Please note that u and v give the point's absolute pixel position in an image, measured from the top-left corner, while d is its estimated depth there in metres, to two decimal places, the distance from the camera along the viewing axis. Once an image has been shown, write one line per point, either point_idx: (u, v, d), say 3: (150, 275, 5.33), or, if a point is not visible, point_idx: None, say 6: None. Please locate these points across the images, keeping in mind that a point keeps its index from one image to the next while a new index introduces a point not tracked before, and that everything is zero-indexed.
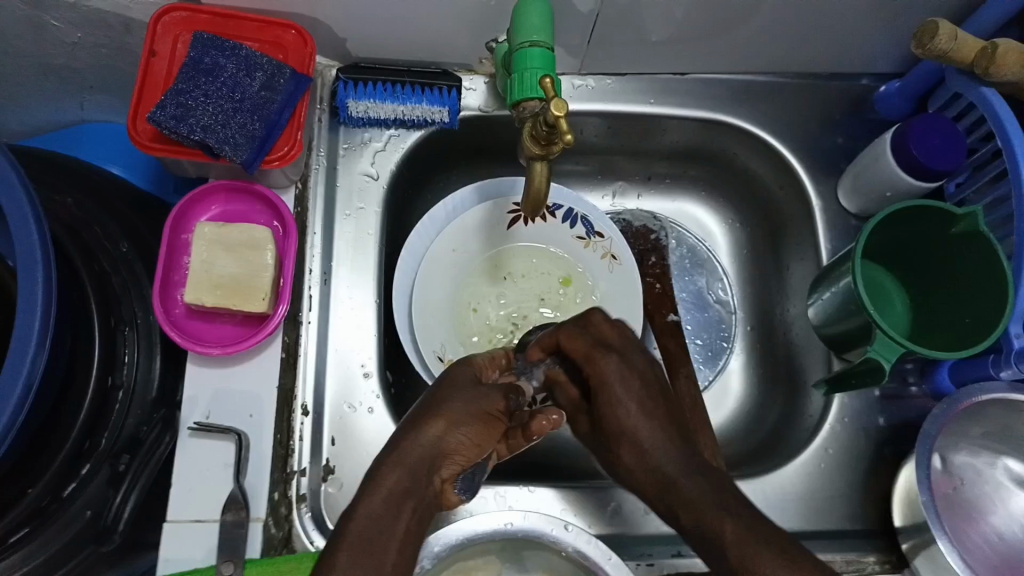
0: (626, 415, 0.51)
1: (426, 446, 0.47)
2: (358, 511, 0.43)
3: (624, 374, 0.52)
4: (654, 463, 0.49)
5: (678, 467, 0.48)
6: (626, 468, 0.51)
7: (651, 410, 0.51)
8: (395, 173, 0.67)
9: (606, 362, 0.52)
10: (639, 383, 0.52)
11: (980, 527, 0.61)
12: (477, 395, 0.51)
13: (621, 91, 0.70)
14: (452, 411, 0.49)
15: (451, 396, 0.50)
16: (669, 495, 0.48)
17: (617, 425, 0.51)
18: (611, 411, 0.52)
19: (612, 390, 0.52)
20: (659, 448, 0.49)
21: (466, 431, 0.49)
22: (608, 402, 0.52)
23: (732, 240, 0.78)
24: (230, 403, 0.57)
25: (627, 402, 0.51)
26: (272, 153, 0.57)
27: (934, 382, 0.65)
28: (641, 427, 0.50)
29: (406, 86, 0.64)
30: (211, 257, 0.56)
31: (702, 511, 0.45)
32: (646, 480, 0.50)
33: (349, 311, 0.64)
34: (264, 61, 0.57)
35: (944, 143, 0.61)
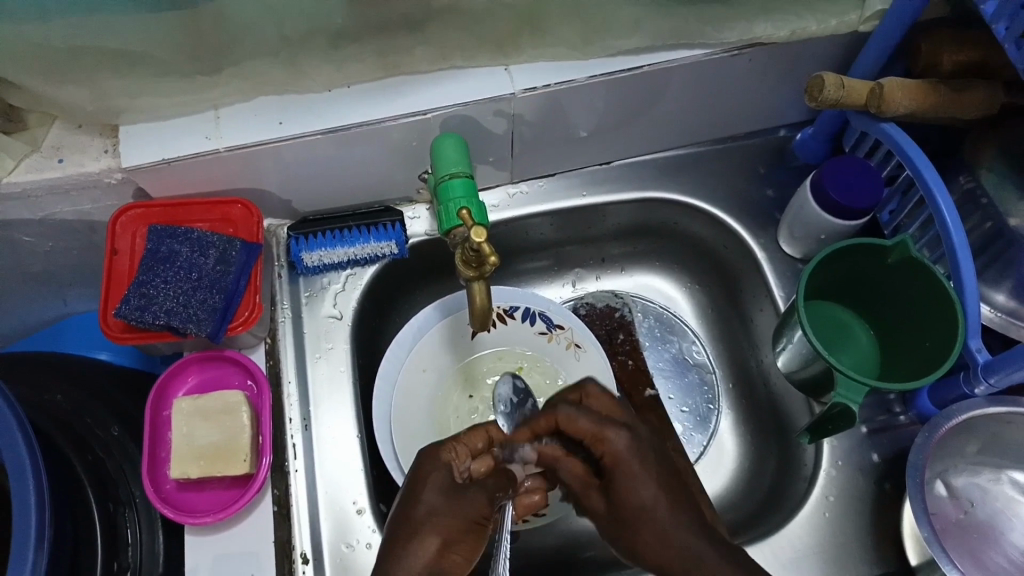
0: (644, 495, 0.47)
1: (421, 570, 0.44)
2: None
3: (631, 449, 0.49)
4: (679, 544, 0.45)
5: (708, 549, 0.44)
6: (647, 551, 0.46)
7: (668, 487, 0.47)
8: (358, 309, 0.71)
9: (613, 441, 0.49)
10: (652, 458, 0.49)
11: (999, 547, 0.59)
12: (459, 504, 0.48)
13: (554, 190, 0.75)
14: (437, 531, 0.46)
15: (432, 507, 0.47)
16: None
17: (636, 508, 0.47)
18: (629, 494, 0.47)
19: (628, 466, 0.48)
20: (682, 529, 0.46)
21: (457, 547, 0.46)
22: (622, 485, 0.48)
23: (694, 301, 0.81)
24: (231, 567, 0.58)
25: (645, 479, 0.47)
26: (235, 319, 0.61)
27: (917, 408, 0.65)
28: (660, 509, 0.47)
29: (353, 229, 0.69)
30: (192, 429, 0.59)
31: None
32: (668, 560, 0.45)
33: (334, 451, 0.65)
34: (215, 238, 0.61)
35: (859, 180, 0.64)
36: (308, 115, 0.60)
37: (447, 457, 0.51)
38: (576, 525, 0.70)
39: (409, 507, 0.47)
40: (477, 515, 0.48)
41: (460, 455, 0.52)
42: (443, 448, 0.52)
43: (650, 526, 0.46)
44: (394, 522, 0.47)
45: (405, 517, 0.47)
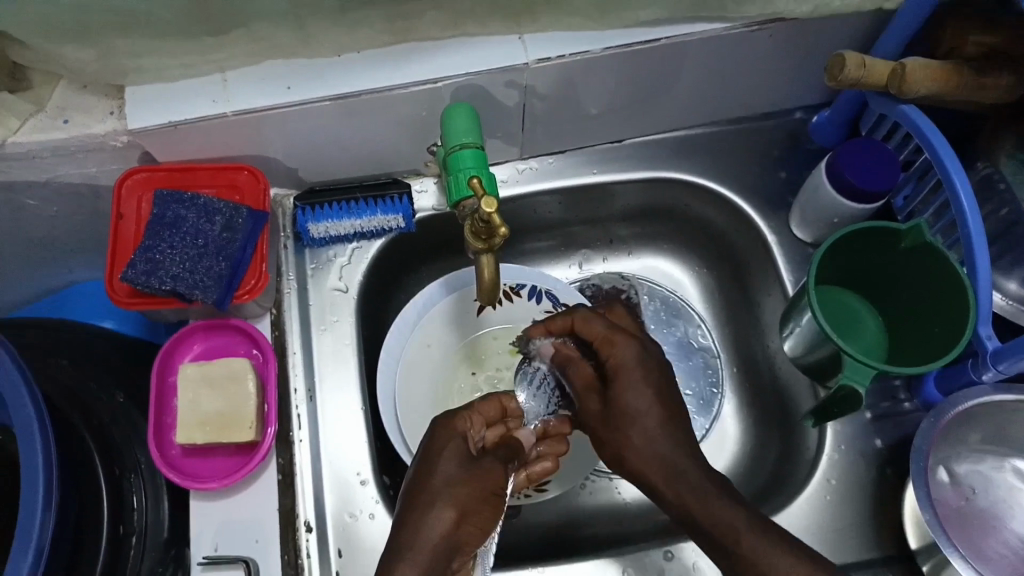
0: (642, 402, 0.51)
1: (439, 541, 0.44)
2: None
3: (637, 358, 0.52)
4: (663, 451, 0.49)
5: (687, 458, 0.49)
6: (632, 453, 0.50)
7: (664, 399, 0.51)
8: (363, 283, 0.70)
9: (625, 345, 0.52)
10: (654, 369, 0.52)
11: (1000, 535, 0.59)
12: (476, 475, 0.48)
13: (564, 167, 0.74)
14: (454, 501, 0.46)
15: (449, 478, 0.47)
16: (677, 480, 0.48)
17: (631, 412, 0.51)
18: (623, 400, 0.51)
19: (631, 373, 0.52)
20: (668, 438, 0.50)
21: (474, 517, 0.46)
22: (624, 387, 0.51)
23: (701, 285, 0.80)
24: (235, 533, 0.58)
25: (644, 388, 0.51)
26: (239, 288, 0.61)
27: (922, 395, 0.65)
28: (653, 415, 0.50)
29: (359, 201, 0.68)
30: (197, 396, 0.59)
31: (710, 502, 0.47)
32: (649, 465, 0.50)
33: (338, 423, 0.65)
34: (221, 205, 0.61)
35: (874, 164, 0.63)
36: (319, 81, 0.59)
37: (462, 427, 0.51)
38: (577, 502, 0.71)
39: (424, 477, 0.47)
40: (492, 491, 0.48)
41: (472, 424, 0.52)
42: (456, 417, 0.51)
43: (637, 434, 0.50)
44: (410, 489, 0.47)
45: (420, 488, 0.46)
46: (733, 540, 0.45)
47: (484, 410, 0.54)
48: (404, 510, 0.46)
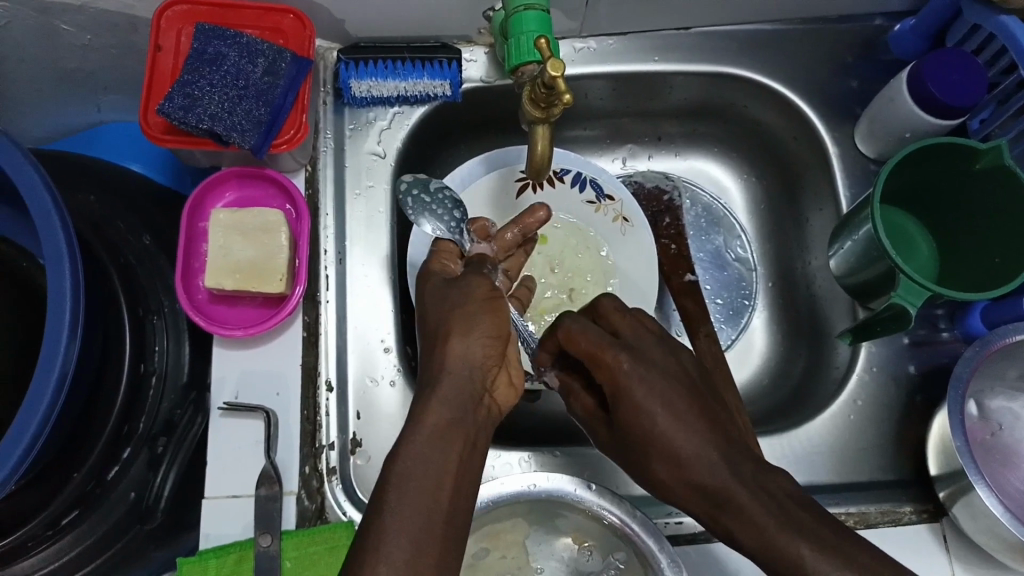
0: (654, 417, 0.43)
1: (455, 365, 0.45)
2: (403, 456, 0.40)
3: (634, 374, 0.44)
4: (697, 477, 0.42)
5: (725, 476, 0.41)
6: (665, 482, 0.44)
7: (685, 414, 0.43)
8: (401, 151, 0.67)
9: (620, 367, 0.45)
10: (660, 382, 0.44)
11: (1020, 471, 0.59)
12: (460, 290, 0.48)
13: (623, 51, 0.68)
14: (454, 325, 0.46)
15: (444, 303, 0.48)
16: (727, 512, 0.41)
17: (649, 440, 0.44)
18: (636, 423, 0.44)
19: (631, 395, 0.44)
20: (696, 452, 0.42)
21: (479, 328, 0.46)
22: (625, 412, 0.44)
23: (747, 194, 0.77)
24: (257, 383, 0.59)
25: (652, 408, 0.43)
26: (278, 137, 0.58)
27: (965, 326, 0.63)
28: (673, 436, 0.43)
29: (407, 62, 0.64)
30: (228, 243, 0.57)
31: (766, 530, 0.39)
32: (691, 497, 0.43)
33: (365, 289, 0.64)
34: (265, 47, 0.57)
35: (963, 79, 0.58)
36: None
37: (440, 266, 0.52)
38: None
39: (430, 321, 0.48)
40: (481, 298, 0.48)
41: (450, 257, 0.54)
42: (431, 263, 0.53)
43: (663, 460, 0.43)
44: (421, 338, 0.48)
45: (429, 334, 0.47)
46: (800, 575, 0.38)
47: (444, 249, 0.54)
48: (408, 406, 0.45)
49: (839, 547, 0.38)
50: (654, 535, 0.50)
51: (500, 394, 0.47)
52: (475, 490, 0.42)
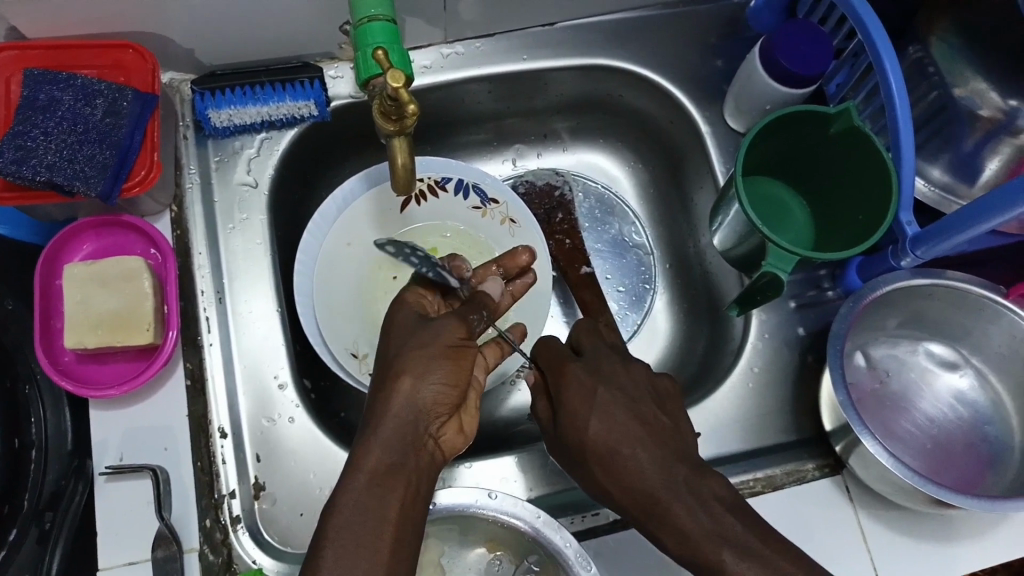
0: (588, 426, 0.49)
1: (403, 408, 0.45)
2: (341, 506, 0.41)
3: (579, 383, 0.52)
4: (627, 476, 0.47)
5: (654, 476, 0.47)
6: (602, 481, 0.49)
7: (619, 421, 0.49)
8: (275, 177, 0.64)
9: (571, 376, 0.52)
10: (601, 394, 0.51)
11: (911, 415, 0.62)
12: (427, 334, 0.48)
13: (491, 52, 0.68)
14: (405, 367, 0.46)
15: (402, 345, 0.48)
16: (653, 511, 0.46)
17: (583, 442, 0.50)
18: (577, 427, 0.50)
19: (571, 400, 0.51)
20: (629, 453, 0.48)
21: (435, 376, 0.47)
22: (568, 411, 0.51)
23: (635, 180, 0.78)
24: (142, 442, 0.56)
25: (591, 415, 0.50)
26: (130, 180, 0.55)
27: (845, 283, 0.65)
28: (607, 436, 0.49)
29: (265, 86, 0.62)
30: (87, 297, 0.55)
31: (685, 527, 0.44)
32: (624, 495, 0.48)
33: (252, 326, 0.61)
34: (101, 86, 0.54)
35: (810, 48, 0.60)
36: None
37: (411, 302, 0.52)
38: (512, 401, 0.70)
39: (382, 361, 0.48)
40: (447, 342, 0.48)
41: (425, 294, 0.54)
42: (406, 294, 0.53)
43: (601, 459, 0.49)
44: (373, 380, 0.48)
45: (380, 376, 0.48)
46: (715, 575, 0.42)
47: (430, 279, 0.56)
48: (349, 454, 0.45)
49: (753, 551, 0.42)
50: (558, 532, 0.50)
51: (448, 440, 0.48)
52: (417, 536, 0.43)
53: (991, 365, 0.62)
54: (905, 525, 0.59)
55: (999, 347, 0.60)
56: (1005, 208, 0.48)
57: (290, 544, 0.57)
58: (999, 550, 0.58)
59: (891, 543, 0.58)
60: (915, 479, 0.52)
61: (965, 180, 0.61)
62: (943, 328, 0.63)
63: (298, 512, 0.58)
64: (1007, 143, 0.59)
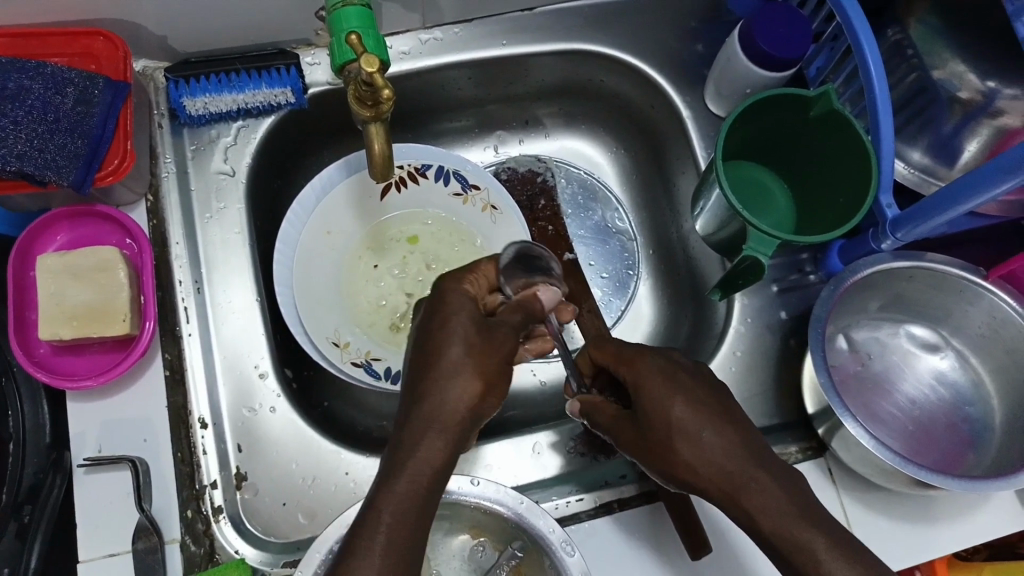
0: (671, 409, 0.44)
1: (462, 412, 0.42)
2: (388, 506, 0.39)
3: (653, 367, 0.47)
4: (717, 459, 0.43)
5: (743, 462, 0.42)
6: (683, 467, 0.44)
7: (700, 402, 0.44)
8: (252, 166, 0.64)
9: (644, 361, 0.47)
10: (682, 379, 0.46)
11: (893, 397, 0.62)
12: (491, 341, 0.44)
13: (470, 37, 0.67)
14: (462, 366, 0.43)
15: (458, 344, 0.43)
16: (745, 495, 0.42)
17: (666, 427, 0.44)
18: (659, 413, 0.44)
19: (651, 385, 0.46)
20: (714, 436, 0.43)
21: (496, 389, 0.44)
22: (646, 394, 0.46)
23: (618, 166, 0.78)
24: (122, 433, 0.56)
25: (675, 399, 0.44)
26: (103, 169, 0.54)
27: (826, 267, 0.65)
28: (689, 418, 0.44)
29: (240, 73, 0.61)
30: (61, 288, 0.54)
31: (781, 516, 0.40)
32: (708, 480, 0.43)
33: (231, 316, 0.61)
34: (72, 74, 0.53)
35: (789, 31, 0.60)
36: None
37: (468, 290, 0.47)
38: None
39: (433, 349, 0.43)
40: (510, 349, 0.45)
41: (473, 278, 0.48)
42: (462, 280, 0.47)
43: (683, 444, 0.43)
44: (415, 365, 0.44)
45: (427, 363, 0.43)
46: (810, 567, 0.39)
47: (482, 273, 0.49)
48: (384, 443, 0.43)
49: (851, 548, 0.39)
50: (540, 518, 0.50)
51: None
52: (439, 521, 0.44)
53: (971, 346, 0.62)
54: (886, 506, 0.59)
55: (979, 328, 0.61)
56: (982, 188, 0.48)
57: (273, 534, 0.57)
58: (979, 529, 0.59)
59: (873, 524, 0.59)
60: (897, 461, 0.52)
61: (946, 162, 0.61)
62: (925, 310, 0.63)
63: (280, 502, 0.58)
64: (985, 125, 0.59)
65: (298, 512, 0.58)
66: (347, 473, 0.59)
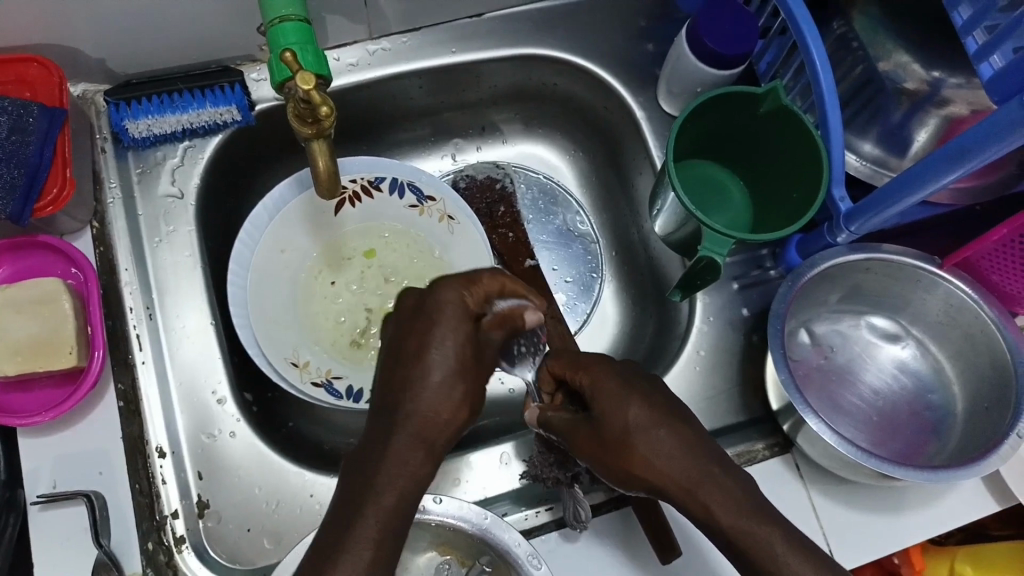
0: (627, 412, 0.43)
1: (442, 422, 0.42)
2: (369, 518, 0.38)
3: (609, 373, 0.47)
4: (673, 458, 0.42)
5: (699, 460, 0.42)
6: (639, 469, 0.43)
7: (654, 403, 0.44)
8: (202, 187, 0.63)
9: (601, 369, 0.47)
10: (636, 384, 0.45)
11: (857, 389, 0.63)
12: (475, 358, 0.44)
13: (419, 46, 0.66)
14: (438, 378, 0.42)
15: (442, 351, 0.43)
16: (704, 492, 0.41)
17: (621, 430, 0.43)
18: (616, 415, 0.44)
19: (607, 388, 0.45)
20: (669, 434, 0.42)
21: (473, 402, 0.44)
22: (602, 398, 0.45)
23: (576, 169, 0.77)
24: (75, 468, 0.54)
25: (630, 399, 0.44)
26: (42, 199, 0.53)
27: (785, 261, 0.65)
28: (645, 418, 0.43)
29: (184, 93, 0.60)
30: (3, 322, 0.53)
31: (739, 512, 0.40)
32: (666, 480, 0.42)
33: (187, 340, 0.60)
34: (5, 102, 0.52)
35: (734, 29, 0.60)
36: None
37: (465, 300, 0.44)
38: None
39: (413, 356, 0.43)
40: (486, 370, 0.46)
41: (466, 291, 0.45)
42: (459, 289, 0.44)
43: (640, 444, 0.42)
44: (393, 372, 0.43)
45: (404, 374, 0.43)
46: (771, 566, 0.39)
47: (477, 286, 0.45)
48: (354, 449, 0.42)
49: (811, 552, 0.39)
50: (506, 531, 0.50)
51: None
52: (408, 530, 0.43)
53: (930, 334, 0.63)
54: (854, 498, 0.59)
55: (937, 315, 0.61)
56: (930, 178, 0.48)
57: (238, 562, 0.56)
58: (945, 516, 0.59)
59: (842, 517, 0.59)
60: (858, 454, 0.52)
61: (898, 153, 0.60)
62: (884, 300, 0.63)
63: (245, 528, 0.57)
64: (932, 115, 0.59)
65: (263, 537, 0.57)
66: (311, 495, 0.58)
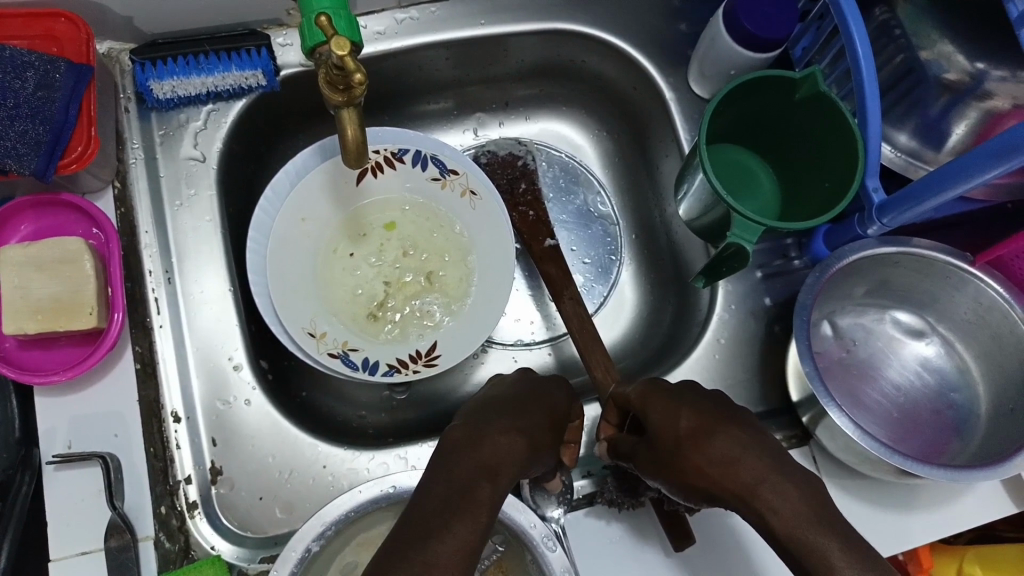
0: (678, 421, 0.45)
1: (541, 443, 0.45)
2: (484, 485, 0.38)
3: (659, 391, 0.49)
4: (728, 457, 0.41)
5: (759, 462, 0.41)
6: (692, 474, 0.42)
7: (706, 413, 0.45)
8: (224, 152, 0.62)
9: (653, 392, 0.49)
10: (691, 398, 0.47)
11: (878, 384, 0.62)
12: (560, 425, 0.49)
13: (448, 17, 0.65)
14: (546, 421, 0.47)
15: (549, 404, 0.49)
16: (759, 496, 0.39)
17: (674, 440, 0.44)
18: (668, 426, 0.45)
19: (655, 404, 0.47)
20: (722, 438, 0.42)
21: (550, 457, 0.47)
22: (657, 415, 0.47)
23: (600, 149, 0.76)
24: (90, 428, 0.54)
25: (682, 411, 0.45)
26: (67, 156, 0.52)
27: (811, 252, 0.64)
28: (696, 426, 0.44)
29: (209, 55, 0.58)
30: (24, 281, 0.52)
31: (797, 516, 0.38)
32: (720, 483, 0.41)
33: (204, 306, 0.59)
34: (32, 57, 0.51)
35: (774, 11, 0.58)
36: None
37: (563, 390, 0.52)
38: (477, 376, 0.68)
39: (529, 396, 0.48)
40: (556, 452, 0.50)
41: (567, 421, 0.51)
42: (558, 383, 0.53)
43: (693, 450, 0.42)
44: (508, 398, 0.47)
45: (510, 401, 0.47)
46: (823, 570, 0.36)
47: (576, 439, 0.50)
48: (457, 431, 0.43)
49: (868, 555, 0.36)
50: (522, 512, 0.49)
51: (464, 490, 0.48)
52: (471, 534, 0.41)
53: (956, 333, 0.62)
54: (869, 493, 0.59)
55: (965, 314, 0.60)
56: (973, 172, 0.46)
57: (250, 529, 0.56)
58: (961, 516, 0.59)
59: (857, 512, 0.58)
60: (883, 450, 0.51)
61: (932, 145, 0.59)
62: (910, 296, 0.62)
63: (257, 496, 0.57)
64: (973, 108, 0.58)
65: (275, 507, 0.57)
66: (325, 466, 0.58)
